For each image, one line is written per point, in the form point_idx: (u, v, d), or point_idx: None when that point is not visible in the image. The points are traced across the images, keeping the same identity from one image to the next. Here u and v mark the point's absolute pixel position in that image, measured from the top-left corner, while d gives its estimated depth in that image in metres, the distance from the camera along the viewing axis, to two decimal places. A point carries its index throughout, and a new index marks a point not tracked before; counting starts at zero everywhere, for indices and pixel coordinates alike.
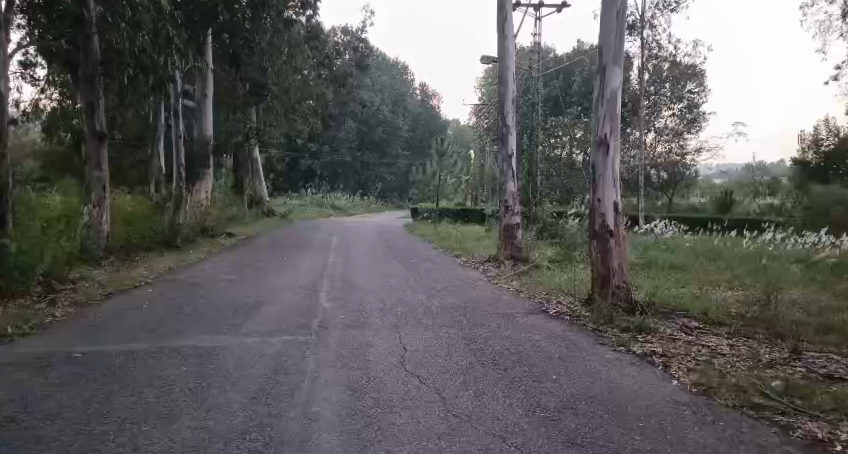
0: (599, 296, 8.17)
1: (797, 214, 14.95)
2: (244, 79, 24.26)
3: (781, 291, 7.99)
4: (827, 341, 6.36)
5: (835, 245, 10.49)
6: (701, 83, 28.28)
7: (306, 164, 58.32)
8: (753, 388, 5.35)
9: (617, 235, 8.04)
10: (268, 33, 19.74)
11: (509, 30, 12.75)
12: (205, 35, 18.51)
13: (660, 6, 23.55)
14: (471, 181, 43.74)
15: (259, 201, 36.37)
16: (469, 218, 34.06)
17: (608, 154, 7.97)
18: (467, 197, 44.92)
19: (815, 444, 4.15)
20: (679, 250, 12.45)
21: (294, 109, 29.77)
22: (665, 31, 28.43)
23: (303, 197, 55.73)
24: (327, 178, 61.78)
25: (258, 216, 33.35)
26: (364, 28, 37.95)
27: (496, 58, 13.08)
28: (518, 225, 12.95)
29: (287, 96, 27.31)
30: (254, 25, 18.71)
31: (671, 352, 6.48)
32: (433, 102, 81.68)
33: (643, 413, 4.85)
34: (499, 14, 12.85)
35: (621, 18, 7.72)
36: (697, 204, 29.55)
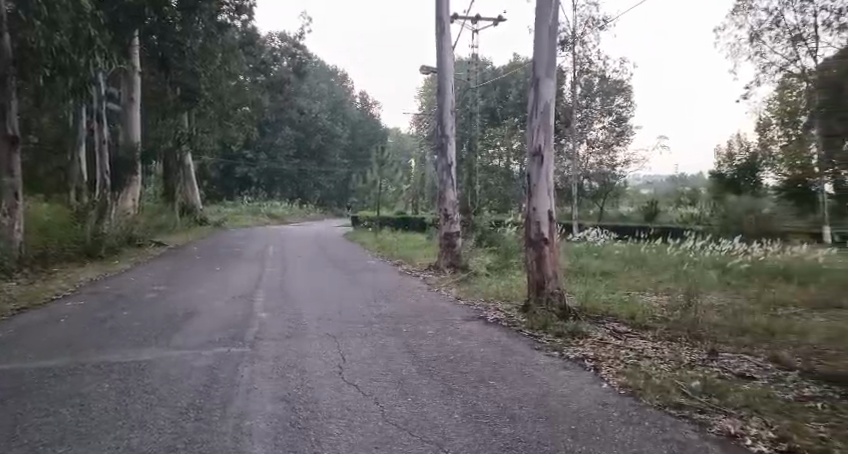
0: (535, 302, 8.40)
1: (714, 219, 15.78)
2: (174, 82, 22.35)
3: (700, 295, 8.48)
4: (740, 341, 6.78)
5: None
6: (629, 97, 29.80)
7: (241, 171, 57.59)
8: (675, 387, 5.66)
9: (551, 242, 8.32)
10: (200, 38, 19.49)
11: (447, 42, 12.97)
12: (131, 37, 17.85)
13: (589, 24, 24.71)
14: (411, 189, 44.09)
15: (191, 208, 35.14)
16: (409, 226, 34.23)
17: (542, 164, 8.23)
18: (407, 205, 44.97)
19: (728, 439, 4.43)
20: (608, 257, 12.99)
21: (229, 115, 29.07)
22: (594, 48, 29.86)
23: (239, 204, 54.38)
24: (264, 185, 60.25)
25: (191, 223, 32.21)
26: (302, 34, 37.56)
27: (434, 69, 13.27)
28: (457, 232, 13.13)
29: (221, 102, 26.64)
30: (184, 28, 18.65)
31: (601, 356, 6.74)
32: (374, 110, 81.85)
33: (573, 415, 5.02)
34: (437, 24, 13.02)
35: (554, 33, 7.98)
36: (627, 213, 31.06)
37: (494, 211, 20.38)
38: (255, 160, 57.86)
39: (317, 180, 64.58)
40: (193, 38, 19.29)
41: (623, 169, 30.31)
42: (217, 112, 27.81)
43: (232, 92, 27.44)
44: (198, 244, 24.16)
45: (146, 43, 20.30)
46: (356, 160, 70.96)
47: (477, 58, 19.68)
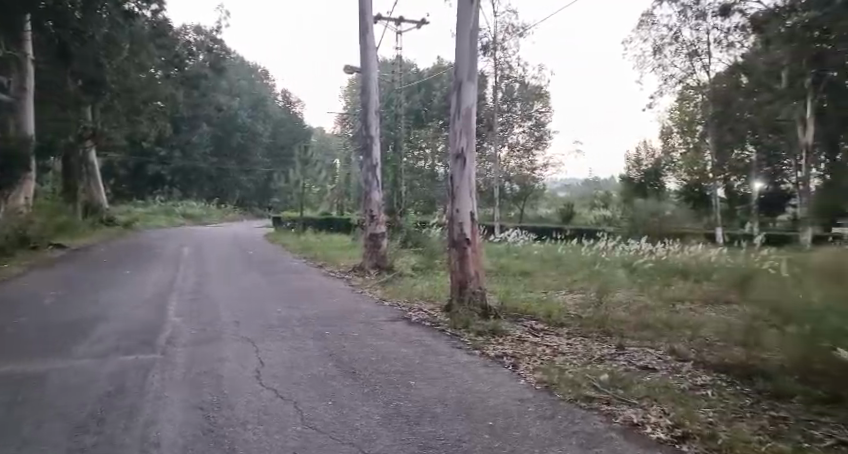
0: (457, 302, 8.52)
1: (621, 220, 16.70)
2: (76, 73, 20.86)
3: (610, 293, 8.94)
4: (644, 335, 7.19)
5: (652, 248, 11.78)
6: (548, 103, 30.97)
7: (153, 169, 53.11)
8: (585, 381, 5.93)
9: (473, 243, 8.48)
10: (104, 27, 18.78)
11: (371, 42, 12.95)
12: (22, 21, 16.38)
13: (509, 31, 25.48)
14: (337, 189, 43.61)
15: (97, 207, 32.85)
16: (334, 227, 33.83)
17: (465, 166, 8.39)
18: (332, 206, 44.33)
19: (631, 428, 4.69)
20: (527, 258, 13.45)
21: (139, 110, 27.55)
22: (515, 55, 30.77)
23: (151, 204, 51.39)
24: (179, 183, 57.12)
25: (95, 224, 30.10)
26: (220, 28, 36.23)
27: (359, 69, 13.20)
28: (383, 234, 13.11)
29: (129, 95, 25.28)
30: (86, 15, 17.57)
31: (519, 353, 6.96)
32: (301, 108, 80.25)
33: (491, 411, 5.16)
34: (360, 23, 12.96)
35: (475, 38, 8.12)
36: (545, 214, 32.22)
37: (420, 213, 20.51)
38: (168, 158, 53.34)
39: (237, 179, 62.05)
40: (97, 26, 18.27)
41: (542, 172, 31.48)
42: (125, 106, 26.28)
43: (142, 85, 25.98)
44: (106, 246, 22.70)
45: (40, 30, 18.22)
46: (278, 159, 67.84)
47: (401, 59, 19.73)
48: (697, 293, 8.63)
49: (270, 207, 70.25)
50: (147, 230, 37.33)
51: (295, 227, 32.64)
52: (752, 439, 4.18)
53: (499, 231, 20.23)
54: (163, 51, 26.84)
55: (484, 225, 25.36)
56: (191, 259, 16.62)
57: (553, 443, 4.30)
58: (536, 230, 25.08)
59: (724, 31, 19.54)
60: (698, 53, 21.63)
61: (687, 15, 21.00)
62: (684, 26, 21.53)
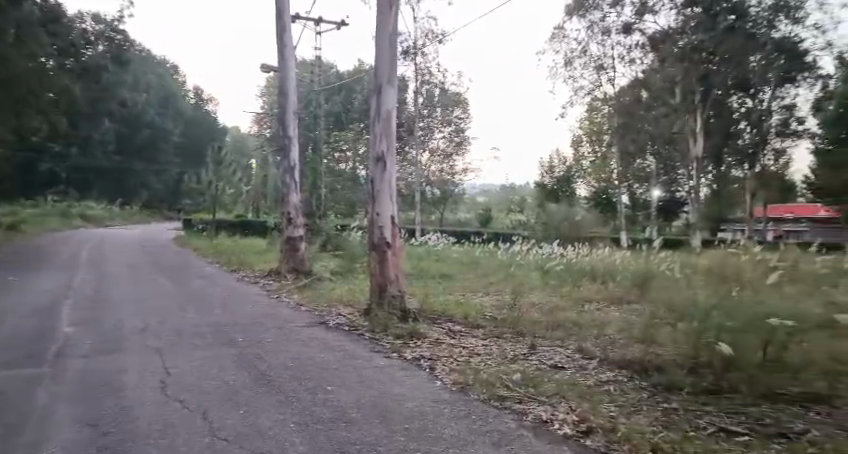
0: (376, 305, 8.43)
1: (534, 224, 17.32)
2: None
3: (524, 296, 9.28)
4: (554, 335, 7.48)
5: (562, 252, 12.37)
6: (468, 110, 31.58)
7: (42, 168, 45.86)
8: (500, 381, 6.07)
9: (393, 247, 8.45)
10: None
11: (288, 41, 12.70)
12: None
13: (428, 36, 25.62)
14: (255, 191, 42.16)
15: None
16: (250, 230, 32.61)
17: (385, 170, 8.35)
18: (249, 208, 42.75)
19: (540, 425, 4.85)
20: (444, 261, 13.68)
21: (28, 103, 25.30)
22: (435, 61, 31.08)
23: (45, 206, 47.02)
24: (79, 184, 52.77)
25: None
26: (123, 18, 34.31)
27: (276, 68, 12.89)
28: (301, 237, 12.87)
29: (16, 86, 23.22)
30: None
31: (437, 355, 7.01)
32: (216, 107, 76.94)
33: (408, 413, 5.18)
34: (277, 21, 12.69)
35: (394, 42, 8.12)
36: (465, 217, 32.80)
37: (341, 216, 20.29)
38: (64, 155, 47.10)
39: (146, 179, 58.32)
40: None
41: (462, 177, 32.05)
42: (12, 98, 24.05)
43: (32, 75, 24.00)
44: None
45: None
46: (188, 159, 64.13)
47: (320, 60, 19.43)
48: (603, 294, 9.16)
49: (184, 208, 66.74)
50: (39, 233, 34.10)
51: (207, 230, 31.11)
52: (648, 430, 4.46)
53: (419, 235, 20.35)
54: (55, 39, 24.93)
55: (404, 229, 25.31)
56: (88, 264, 15.44)
57: (467, 443, 4.37)
58: (456, 234, 25.47)
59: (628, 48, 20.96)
60: (605, 67, 22.93)
61: (594, 30, 22.08)
62: (592, 41, 22.63)
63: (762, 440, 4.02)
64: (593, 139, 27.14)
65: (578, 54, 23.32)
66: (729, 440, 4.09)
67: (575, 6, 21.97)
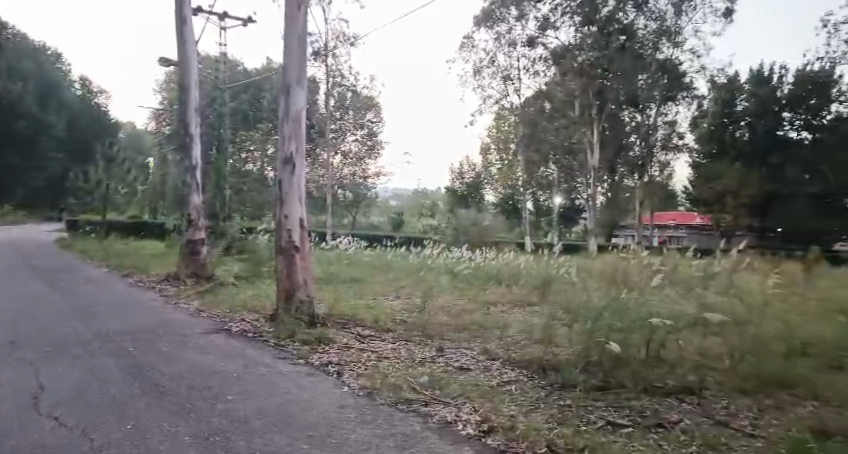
0: (283, 310, 8.04)
1: (443, 230, 17.56)
2: None
3: (433, 300, 9.35)
4: (462, 337, 7.51)
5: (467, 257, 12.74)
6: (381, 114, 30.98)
7: None
8: (406, 384, 5.92)
9: (302, 250, 8.09)
10: None
11: (189, 34, 12.12)
12: None
13: (340, 38, 23.95)
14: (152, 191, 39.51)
15: None
16: (146, 234, 30.45)
17: (295, 171, 8.04)
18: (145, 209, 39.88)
19: (444, 426, 4.81)
20: (355, 265, 13.58)
21: None
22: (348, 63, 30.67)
23: None
24: None
25: None
26: None
27: (176, 63, 12.25)
28: (203, 240, 12.24)
29: None
30: None
31: (345, 360, 6.72)
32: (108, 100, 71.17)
33: (313, 419, 4.95)
34: (177, 14, 12.04)
35: (304, 43, 7.94)
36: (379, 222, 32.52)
37: (247, 218, 19.50)
38: None
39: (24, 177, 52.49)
40: None
41: (375, 180, 31.89)
42: None
43: None
44: None
45: None
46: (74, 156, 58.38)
47: (225, 57, 18.57)
48: (509, 297, 9.44)
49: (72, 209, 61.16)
50: None
51: (97, 233, 28.55)
52: (544, 426, 4.59)
53: (330, 239, 19.90)
54: None
55: (316, 233, 24.60)
56: None
57: (370, 448, 4.26)
58: (368, 238, 25.28)
59: (531, 61, 22.23)
60: (511, 78, 23.94)
61: (502, 41, 22.93)
62: (499, 51, 23.43)
63: (643, 430, 4.29)
64: (501, 147, 28.07)
65: (486, 64, 24.24)
66: (615, 432, 4.32)
67: (483, 17, 22.69)
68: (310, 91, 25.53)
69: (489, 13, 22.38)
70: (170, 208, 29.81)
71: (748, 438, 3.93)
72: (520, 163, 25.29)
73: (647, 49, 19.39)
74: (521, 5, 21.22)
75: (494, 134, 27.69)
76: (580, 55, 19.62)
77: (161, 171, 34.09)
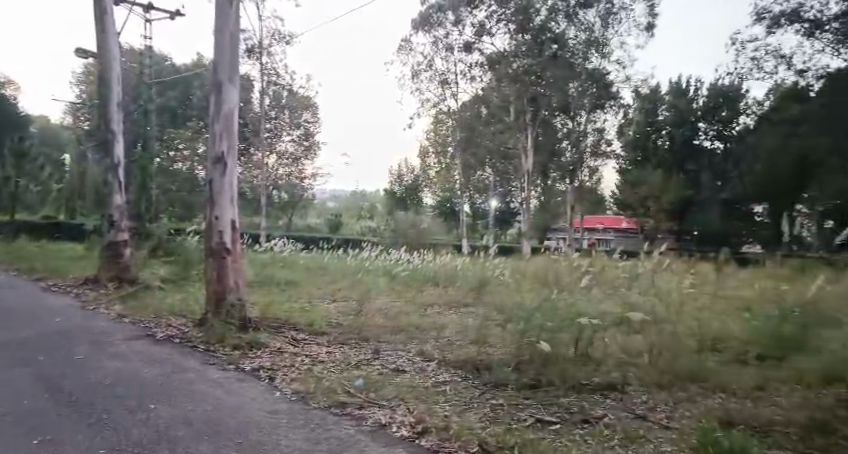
0: (213, 313, 7.72)
1: (379, 232, 17.45)
2: None
3: (369, 302, 9.31)
4: (397, 339, 7.50)
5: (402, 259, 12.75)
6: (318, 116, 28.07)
7: None
8: (340, 387, 5.77)
9: (233, 253, 7.81)
10: None
11: (110, 27, 11.51)
12: None
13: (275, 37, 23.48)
14: (68, 190, 36.93)
15: None
16: (62, 236, 28.46)
17: (226, 171, 7.76)
18: (60, 210, 37.22)
19: (378, 429, 4.73)
20: (289, 267, 13.29)
21: None
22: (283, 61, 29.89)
23: None
24: None
25: None
26: None
27: (95, 55, 11.58)
28: (126, 242, 11.61)
29: None
30: None
31: (277, 364, 6.52)
32: None
33: (244, 426, 4.72)
34: (96, 5, 11.42)
35: (235, 41, 7.70)
36: (316, 224, 31.76)
37: (175, 218, 18.63)
38: None
39: None
40: None
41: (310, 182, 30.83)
42: None
43: None
44: None
45: None
46: None
47: (150, 50, 17.63)
48: (444, 298, 9.53)
49: None
50: None
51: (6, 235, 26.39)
52: (476, 425, 4.61)
53: (264, 241, 19.30)
54: None
55: (249, 235, 23.75)
56: None
57: None
58: (305, 239, 24.85)
59: (468, 65, 22.58)
60: (449, 82, 24.20)
61: (439, 46, 23.11)
62: (437, 56, 23.60)
63: (570, 427, 4.41)
64: (439, 150, 28.28)
65: (424, 68, 24.38)
66: (544, 429, 4.41)
67: (421, 21, 22.85)
68: (243, 89, 24.64)
69: (426, 17, 22.49)
70: (90, 208, 27.84)
71: (665, 430, 4.13)
72: (458, 166, 25.53)
73: (577, 58, 20.15)
74: (458, 10, 21.58)
75: (432, 137, 27.80)
76: (515, 61, 20.29)
77: (78, 169, 31.87)
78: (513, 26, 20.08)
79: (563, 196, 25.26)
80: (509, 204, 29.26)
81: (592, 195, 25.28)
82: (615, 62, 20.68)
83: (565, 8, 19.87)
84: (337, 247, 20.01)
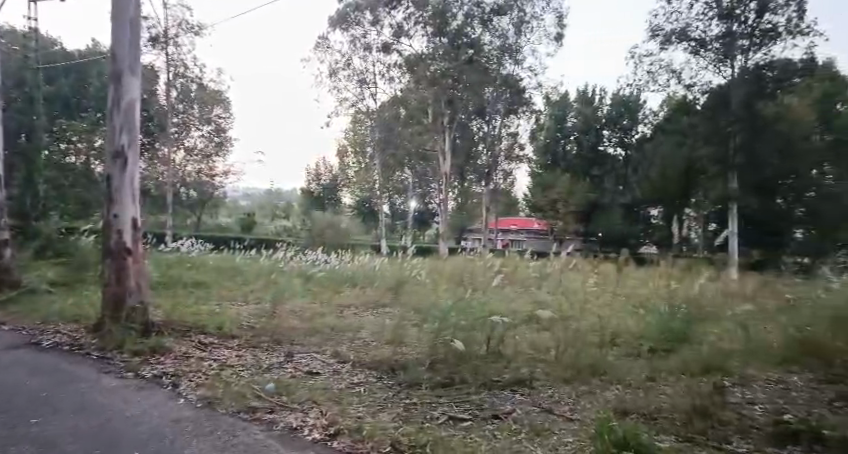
0: (111, 318, 7.19)
1: (294, 233, 16.97)
2: None
3: (283, 304, 9.07)
4: (312, 341, 7.34)
5: (317, 260, 12.52)
6: (229, 109, 26.51)
7: None
8: (250, 391, 5.54)
9: (135, 254, 7.31)
10: None
11: None
12: None
13: (183, 26, 22.35)
14: None
15: None
16: None
17: (126, 167, 7.23)
18: None
19: (288, 433, 4.55)
20: (196, 268, 12.64)
21: None
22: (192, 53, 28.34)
23: None
24: None
25: None
26: None
27: None
28: (7, 241, 10.55)
29: None
30: None
31: (182, 370, 6.16)
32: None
33: (142, 436, 4.38)
34: None
35: (136, 29, 7.23)
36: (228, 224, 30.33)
37: (67, 216, 17.08)
38: None
39: None
40: None
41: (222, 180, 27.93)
42: None
43: None
44: None
45: None
46: None
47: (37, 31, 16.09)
48: (360, 299, 9.47)
49: None
50: None
51: None
52: (389, 425, 4.57)
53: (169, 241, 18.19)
54: None
55: (154, 235, 22.19)
56: None
57: None
58: (218, 239, 23.64)
59: (387, 65, 22.62)
60: (367, 81, 24.11)
61: (357, 45, 22.97)
62: (354, 55, 23.44)
63: (480, 423, 4.47)
64: (357, 151, 28.01)
65: (342, 66, 24.14)
66: (455, 426, 4.45)
67: (338, 20, 22.66)
68: (147, 79, 23.05)
69: (343, 16, 22.35)
70: None
71: (568, 422, 4.31)
72: (377, 166, 25.48)
73: (491, 63, 20.70)
74: (375, 11, 21.59)
75: (351, 136, 27.45)
76: (433, 64, 20.59)
77: None
78: (430, 29, 20.38)
79: (479, 197, 25.97)
80: (428, 204, 29.62)
81: (506, 196, 26.23)
82: (527, 69, 21.40)
83: (480, 15, 20.24)
84: (250, 247, 19.16)
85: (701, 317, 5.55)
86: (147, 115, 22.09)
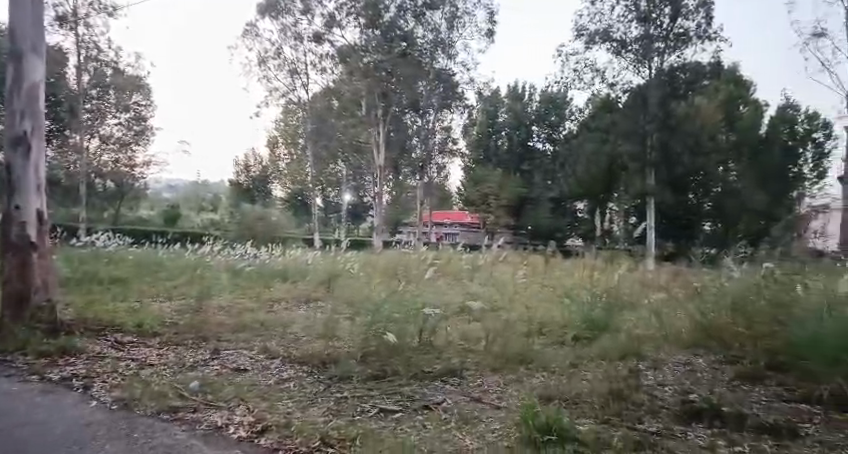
0: (15, 318, 6.64)
1: (220, 228, 16.25)
2: None
3: (208, 300, 8.68)
4: (240, 337, 7.10)
5: (246, 254, 12.09)
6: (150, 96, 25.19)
7: None
8: (172, 391, 5.30)
9: (41, 248, 6.80)
10: None
11: None
12: None
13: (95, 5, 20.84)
14: None
15: None
16: None
17: (30, 155, 6.69)
18: None
19: (212, 432, 4.38)
20: (112, 264, 11.85)
21: None
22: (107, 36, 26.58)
23: None
24: None
25: None
26: None
27: None
28: None
29: None
30: None
31: (95, 371, 5.79)
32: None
33: (47, 443, 4.08)
34: None
35: (38, 6, 6.68)
36: None
37: None
38: None
39: None
40: None
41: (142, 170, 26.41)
42: None
43: None
44: None
45: None
46: None
47: None
48: (292, 293, 9.31)
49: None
50: None
51: None
52: (319, 420, 4.50)
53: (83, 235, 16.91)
54: None
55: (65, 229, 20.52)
56: None
57: None
58: (139, 232, 22.20)
59: (318, 56, 22.17)
60: (298, 72, 23.56)
61: (287, 34, 22.44)
62: (285, 44, 22.87)
63: (410, 414, 4.49)
64: (289, 142, 27.27)
65: (272, 55, 23.43)
66: (385, 418, 4.45)
67: (267, 7, 22.01)
68: (54, 61, 21.28)
69: (273, 4, 21.70)
70: None
71: (496, 410, 4.42)
72: (310, 159, 24.92)
73: (424, 58, 20.83)
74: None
75: (282, 127, 26.59)
76: (365, 56, 20.46)
77: None
78: (363, 21, 20.25)
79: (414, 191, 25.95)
80: (363, 198, 29.27)
81: (441, 190, 26.38)
82: (460, 63, 21.64)
83: (413, 8, 20.33)
84: (173, 242, 18.09)
85: (620, 306, 5.85)
86: (54, 99, 20.90)
